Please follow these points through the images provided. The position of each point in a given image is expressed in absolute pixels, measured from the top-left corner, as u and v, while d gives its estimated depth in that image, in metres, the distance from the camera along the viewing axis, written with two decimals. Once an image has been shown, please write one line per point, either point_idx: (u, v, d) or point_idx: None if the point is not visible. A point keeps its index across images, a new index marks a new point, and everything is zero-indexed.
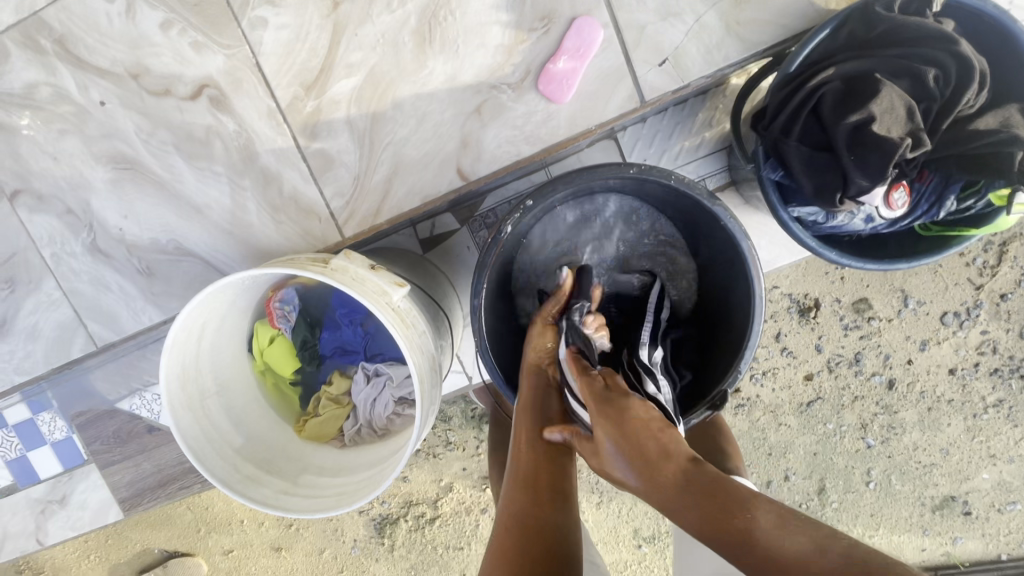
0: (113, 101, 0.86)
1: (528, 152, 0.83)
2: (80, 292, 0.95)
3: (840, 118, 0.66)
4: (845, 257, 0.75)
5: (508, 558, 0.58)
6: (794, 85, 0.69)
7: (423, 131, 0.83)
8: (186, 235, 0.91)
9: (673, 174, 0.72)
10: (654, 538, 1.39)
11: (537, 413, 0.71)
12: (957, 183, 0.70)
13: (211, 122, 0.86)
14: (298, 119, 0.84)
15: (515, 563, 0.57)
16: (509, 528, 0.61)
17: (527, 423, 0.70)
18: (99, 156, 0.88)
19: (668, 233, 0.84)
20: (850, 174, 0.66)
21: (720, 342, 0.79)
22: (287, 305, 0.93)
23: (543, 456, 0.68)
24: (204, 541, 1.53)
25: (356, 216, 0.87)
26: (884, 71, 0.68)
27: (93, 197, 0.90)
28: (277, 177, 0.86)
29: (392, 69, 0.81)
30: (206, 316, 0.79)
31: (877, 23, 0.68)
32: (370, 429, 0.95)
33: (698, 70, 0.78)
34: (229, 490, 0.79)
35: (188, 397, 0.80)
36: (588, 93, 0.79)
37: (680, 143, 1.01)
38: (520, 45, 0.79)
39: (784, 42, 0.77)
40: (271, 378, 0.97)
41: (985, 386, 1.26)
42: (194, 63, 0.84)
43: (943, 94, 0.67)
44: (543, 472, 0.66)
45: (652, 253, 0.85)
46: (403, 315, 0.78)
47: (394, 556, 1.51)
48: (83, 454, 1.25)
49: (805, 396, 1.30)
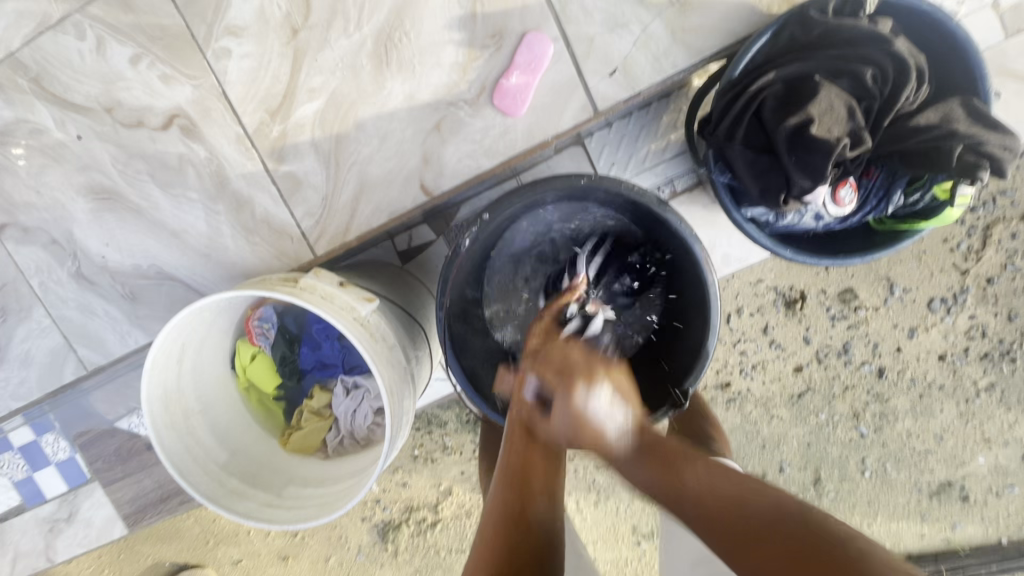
0: (89, 135, 0.90)
1: (488, 165, 0.85)
2: (69, 319, 0.98)
3: (780, 121, 0.68)
4: (801, 254, 0.76)
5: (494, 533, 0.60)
6: (737, 91, 0.71)
7: (387, 149, 0.85)
8: (166, 260, 0.94)
9: (624, 182, 0.74)
10: (652, 534, 1.41)
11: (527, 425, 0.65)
12: (903, 178, 0.72)
13: (183, 150, 0.89)
14: (265, 143, 0.87)
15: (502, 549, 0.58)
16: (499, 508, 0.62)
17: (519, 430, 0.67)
18: (79, 188, 0.92)
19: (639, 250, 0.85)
20: (793, 176, 0.67)
21: (682, 350, 0.80)
22: (265, 322, 0.97)
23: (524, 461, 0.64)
24: (213, 552, 1.57)
25: (326, 234, 0.89)
26: (823, 72, 0.69)
27: (76, 227, 0.94)
28: (249, 200, 0.89)
29: (353, 91, 0.84)
30: (185, 339, 0.83)
31: (814, 26, 0.69)
32: (352, 439, 0.97)
33: (647, 78, 0.80)
34: (213, 505, 0.82)
35: (171, 416, 0.84)
36: (543, 105, 0.81)
37: (646, 146, 1.04)
38: (474, 62, 0.81)
39: (732, 46, 0.78)
40: (256, 393, 1.00)
41: (976, 370, 1.27)
42: (164, 94, 0.87)
43: (883, 92, 0.69)
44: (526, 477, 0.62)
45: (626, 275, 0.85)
46: (373, 329, 0.81)
47: (398, 561, 1.54)
48: (86, 472, 1.29)
49: (796, 387, 1.31)
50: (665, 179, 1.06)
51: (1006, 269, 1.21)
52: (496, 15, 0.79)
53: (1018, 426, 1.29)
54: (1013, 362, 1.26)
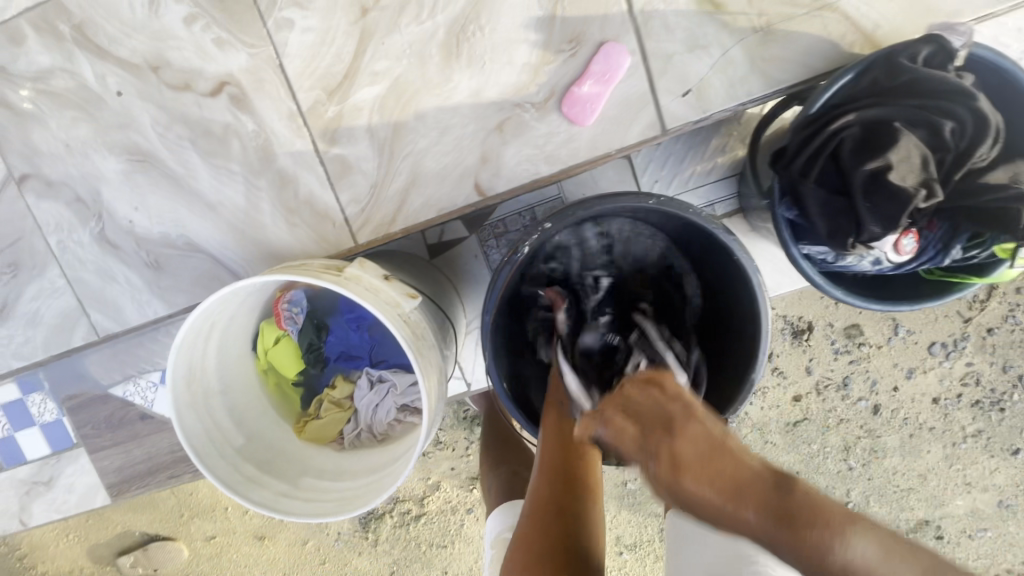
0: (130, 92, 0.85)
1: (547, 172, 0.83)
2: (84, 282, 0.94)
3: (858, 164, 0.68)
4: (851, 295, 0.77)
5: (545, 505, 0.66)
6: (814, 127, 0.71)
7: (444, 144, 0.83)
8: (197, 232, 0.90)
9: (692, 207, 0.72)
10: (635, 545, 1.39)
11: (563, 440, 0.69)
12: (965, 234, 0.71)
13: (230, 120, 0.85)
14: (318, 123, 0.84)
15: (545, 511, 0.65)
16: (537, 504, 0.67)
17: (552, 445, 0.70)
18: (113, 146, 0.87)
19: (656, 247, 0.86)
20: (864, 220, 0.68)
21: (723, 382, 0.79)
22: (295, 307, 0.93)
23: (563, 500, 0.66)
24: (188, 526, 1.51)
25: (371, 222, 0.86)
26: (902, 120, 0.69)
27: (104, 187, 0.89)
28: (293, 178, 0.86)
29: (417, 80, 0.81)
30: (216, 316, 0.80)
31: (902, 71, 0.69)
32: (370, 433, 0.96)
33: (720, 102, 0.79)
34: (230, 492, 0.80)
35: (192, 396, 0.80)
36: (610, 118, 0.80)
37: (691, 167, 1.03)
38: (546, 66, 0.79)
39: (809, 81, 0.78)
40: (273, 377, 0.98)
41: (966, 416, 1.25)
42: (216, 59, 0.83)
43: (957, 146, 0.69)
44: (570, 533, 0.63)
45: (645, 276, 0.88)
46: (414, 326, 0.79)
47: (377, 551, 1.49)
48: (72, 437, 1.23)
49: (792, 416, 1.28)
50: (705, 202, 1.05)
51: (1007, 321, 1.20)
52: (575, 20, 0.78)
53: (997, 473, 1.26)
54: (1002, 411, 1.24)
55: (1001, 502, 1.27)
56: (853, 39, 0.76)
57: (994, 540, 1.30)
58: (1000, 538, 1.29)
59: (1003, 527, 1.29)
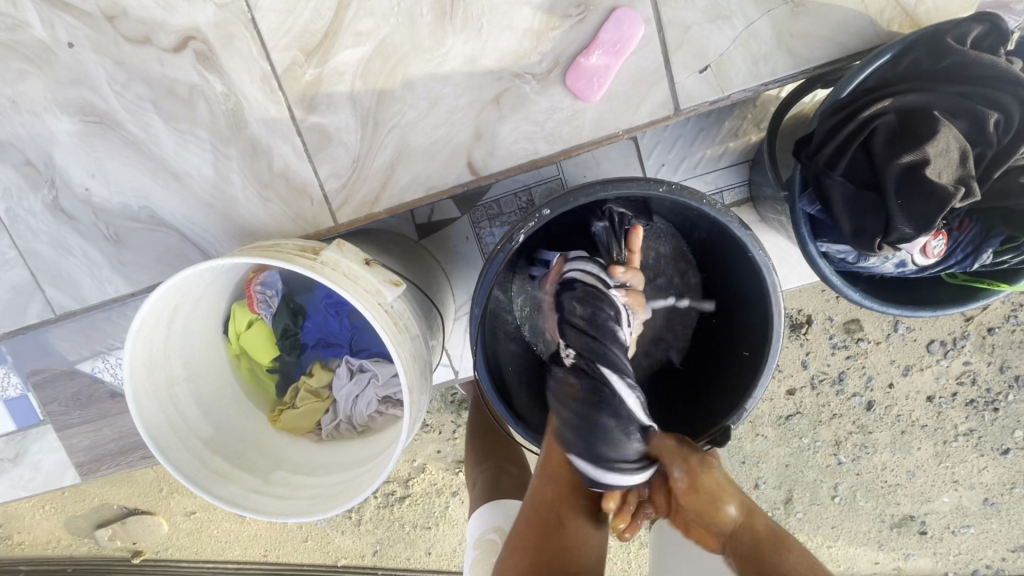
0: (83, 44, 0.76)
1: (546, 152, 0.75)
2: (38, 254, 0.86)
3: (891, 156, 0.61)
4: (868, 298, 0.71)
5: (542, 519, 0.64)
6: (845, 114, 0.64)
7: (434, 116, 0.75)
8: (161, 204, 0.82)
9: (705, 197, 0.65)
10: (622, 532, 1.34)
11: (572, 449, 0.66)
12: (997, 237, 0.66)
13: (196, 80, 0.76)
14: (295, 87, 0.75)
15: (542, 526, 0.63)
16: (536, 515, 0.65)
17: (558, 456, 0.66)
18: (65, 105, 0.78)
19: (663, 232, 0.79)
20: (894, 219, 0.61)
21: (726, 392, 0.73)
22: (268, 288, 0.87)
23: (567, 509, 0.65)
24: (166, 501, 1.45)
25: (352, 201, 0.79)
26: (942, 108, 0.62)
27: (57, 150, 0.81)
28: (267, 149, 0.78)
29: (405, 42, 0.73)
30: (179, 299, 0.73)
31: (948, 54, 0.62)
32: (349, 425, 0.90)
33: (741, 81, 0.72)
34: (194, 487, 0.73)
35: (154, 384, 0.74)
36: (620, 94, 0.73)
37: (701, 151, 0.95)
38: (550, 33, 0.71)
39: (839, 60, 0.71)
40: (246, 362, 0.91)
41: (959, 415, 1.19)
42: (180, 10, 0.74)
43: (1000, 141, 0.62)
44: (573, 545, 0.63)
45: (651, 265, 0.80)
46: (396, 316, 0.73)
47: (361, 530, 1.45)
48: (39, 414, 1.15)
49: (785, 409, 1.21)
50: (714, 189, 0.98)
51: (1009, 321, 1.13)
52: None
53: (986, 471, 1.21)
54: (995, 411, 1.18)
55: (988, 500, 1.23)
56: (891, 17, 0.70)
57: (978, 536, 1.25)
58: (982, 534, 1.25)
59: (985, 524, 1.24)
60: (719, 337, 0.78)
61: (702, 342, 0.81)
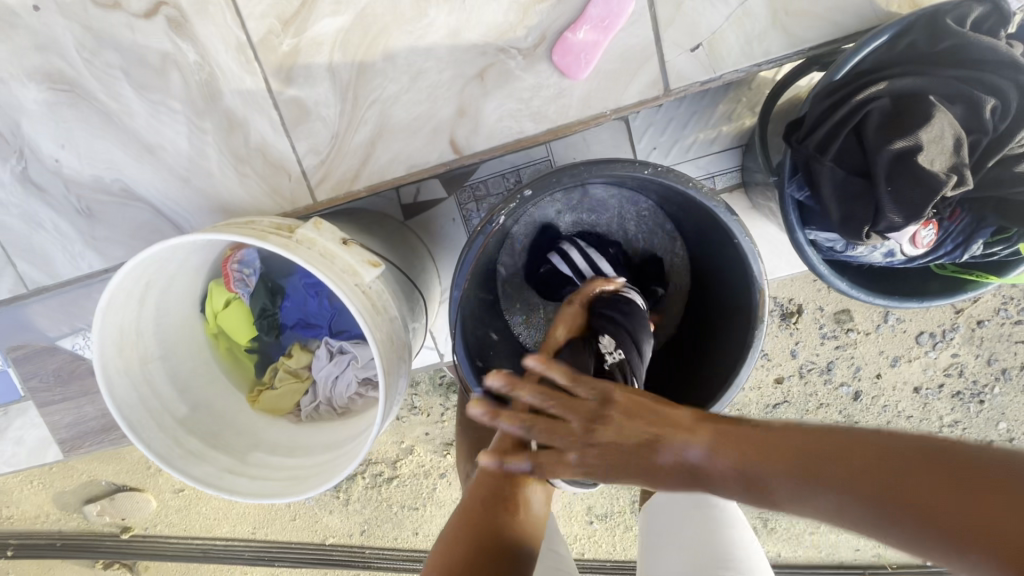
0: (49, 7, 0.72)
1: (532, 131, 0.73)
2: (9, 228, 0.84)
3: (884, 141, 0.59)
4: (855, 288, 0.70)
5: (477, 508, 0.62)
6: (838, 97, 0.62)
7: (416, 91, 0.72)
8: (135, 179, 0.80)
9: (692, 180, 0.63)
10: (607, 516, 1.34)
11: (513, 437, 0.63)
12: (988, 228, 0.65)
13: (168, 49, 0.73)
14: (272, 58, 0.72)
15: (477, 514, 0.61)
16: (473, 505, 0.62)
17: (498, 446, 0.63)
18: (31, 72, 0.75)
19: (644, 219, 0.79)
20: (884, 207, 0.60)
21: (698, 390, 0.73)
22: (246, 267, 0.85)
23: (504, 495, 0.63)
24: (154, 478, 1.45)
25: (331, 178, 0.77)
26: (938, 93, 0.60)
27: (25, 119, 0.78)
28: (243, 123, 0.75)
29: (386, 12, 0.70)
30: (149, 275, 0.71)
31: (944, 36, 0.60)
32: (329, 406, 0.89)
33: (733, 61, 0.69)
34: (165, 465, 0.72)
35: (127, 361, 0.72)
36: (608, 72, 0.70)
37: (694, 134, 0.93)
38: (537, 5, 0.69)
39: (837, 40, 0.68)
40: (224, 342, 0.90)
41: (944, 407, 1.19)
42: None
43: (996, 128, 0.60)
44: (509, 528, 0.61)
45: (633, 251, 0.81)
46: (374, 297, 0.71)
47: (348, 510, 1.45)
48: (18, 390, 1.13)
49: (772, 398, 1.20)
50: (705, 174, 0.96)
51: (999, 314, 1.12)
52: None
53: None
54: (980, 403, 1.18)
55: None
56: None
57: None
58: None
59: None
60: (698, 331, 0.77)
61: (685, 341, 0.79)
